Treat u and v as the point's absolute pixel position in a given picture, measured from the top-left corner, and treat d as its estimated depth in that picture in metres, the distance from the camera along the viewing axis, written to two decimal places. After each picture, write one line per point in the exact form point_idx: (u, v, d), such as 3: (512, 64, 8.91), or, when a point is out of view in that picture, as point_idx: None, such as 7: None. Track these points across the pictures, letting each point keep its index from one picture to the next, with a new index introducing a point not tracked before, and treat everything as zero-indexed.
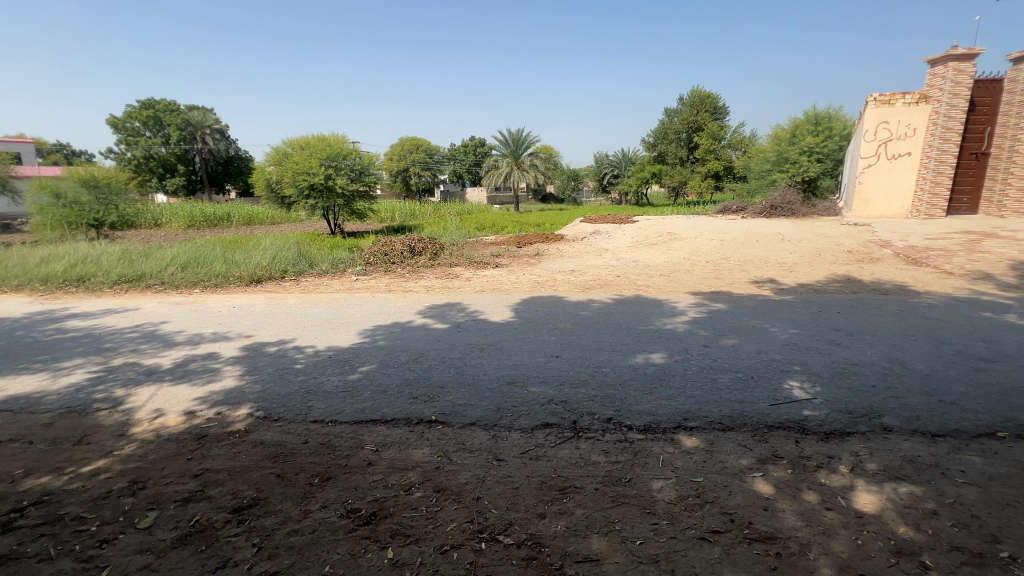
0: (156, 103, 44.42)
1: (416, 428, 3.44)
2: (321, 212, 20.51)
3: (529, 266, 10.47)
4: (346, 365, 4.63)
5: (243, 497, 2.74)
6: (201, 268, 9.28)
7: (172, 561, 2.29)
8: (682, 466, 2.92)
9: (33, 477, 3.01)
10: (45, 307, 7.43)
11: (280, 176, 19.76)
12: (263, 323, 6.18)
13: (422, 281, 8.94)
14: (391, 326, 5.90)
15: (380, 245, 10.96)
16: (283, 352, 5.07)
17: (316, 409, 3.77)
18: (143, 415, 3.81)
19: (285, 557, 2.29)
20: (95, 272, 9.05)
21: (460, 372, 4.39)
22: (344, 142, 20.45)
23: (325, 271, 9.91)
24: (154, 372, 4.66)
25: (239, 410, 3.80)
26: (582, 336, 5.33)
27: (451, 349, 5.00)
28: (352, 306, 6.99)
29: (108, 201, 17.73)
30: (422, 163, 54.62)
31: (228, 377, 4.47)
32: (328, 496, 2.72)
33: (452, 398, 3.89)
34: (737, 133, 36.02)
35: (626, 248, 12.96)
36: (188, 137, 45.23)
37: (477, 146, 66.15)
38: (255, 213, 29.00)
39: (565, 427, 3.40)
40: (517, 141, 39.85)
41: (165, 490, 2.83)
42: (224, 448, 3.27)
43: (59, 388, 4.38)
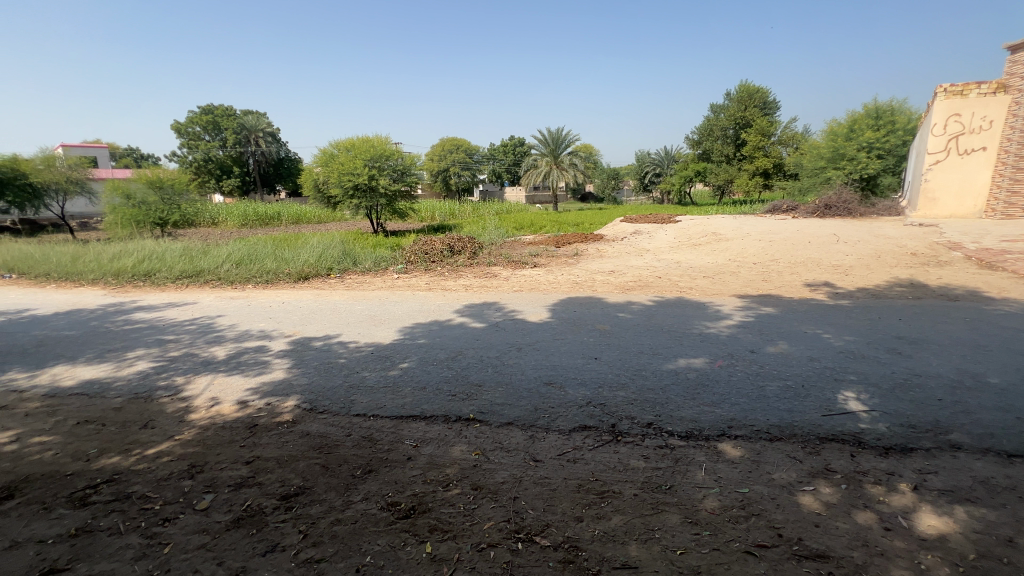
0: (215, 109, 47.09)
1: (454, 425, 3.49)
2: (365, 211, 21.14)
3: (567, 267, 10.39)
4: (387, 361, 4.76)
5: (290, 486, 2.86)
6: (253, 264, 9.77)
7: (225, 542, 2.42)
8: (726, 475, 2.82)
9: (104, 457, 3.26)
10: (115, 300, 8.03)
11: (326, 176, 20.52)
12: (309, 319, 6.42)
13: (461, 280, 9.03)
14: (431, 324, 6.01)
15: (420, 245, 11.19)
16: (327, 347, 5.25)
17: (358, 403, 3.89)
18: (201, 403, 4.05)
19: (329, 545, 2.37)
20: (159, 268, 9.68)
21: (498, 371, 4.41)
22: (387, 143, 21.00)
23: (367, 269, 10.22)
24: (210, 363, 4.95)
25: (287, 402, 3.98)
26: (622, 339, 5.22)
27: (489, 348, 5.03)
28: (393, 303, 7.18)
29: (171, 202, 18.99)
30: (462, 162, 55.27)
31: (277, 370, 4.69)
32: (369, 488, 2.81)
33: (490, 397, 3.91)
34: (789, 128, 34.39)
35: (668, 249, 12.64)
36: (243, 141, 47.81)
37: (517, 146, 66.14)
38: (303, 212, 30.30)
39: (603, 430, 3.36)
40: (556, 140, 39.72)
41: (219, 475, 3.00)
42: (274, 437, 3.43)
43: (128, 375, 4.73)
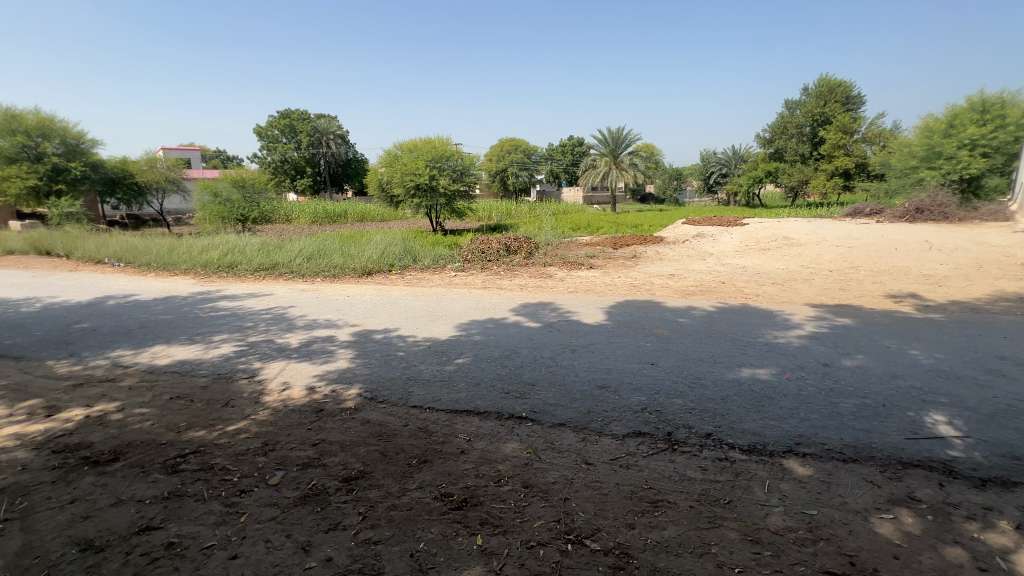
0: (292, 113, 50.50)
1: (507, 423, 3.53)
2: (425, 210, 21.80)
3: (625, 269, 10.17)
4: (444, 356, 4.90)
5: (351, 469, 3.03)
6: (322, 259, 10.38)
7: (294, 517, 2.60)
8: (792, 495, 2.65)
9: (192, 430, 3.61)
10: (202, 289, 8.84)
11: (390, 176, 21.37)
12: (371, 312, 6.74)
13: (516, 280, 9.09)
14: (486, 322, 6.11)
15: (478, 243, 11.39)
16: (388, 340, 5.48)
17: (416, 395, 4.04)
18: (274, 387, 4.37)
19: (386, 528, 2.49)
20: (239, 260, 10.52)
21: (551, 371, 4.41)
22: (448, 144, 21.56)
23: (426, 266, 10.56)
24: (282, 350, 5.34)
25: (350, 390, 4.21)
26: (680, 344, 5.05)
27: (543, 348, 5.04)
28: (450, 300, 7.38)
29: (251, 200, 20.64)
30: (520, 163, 55.60)
31: (342, 359, 4.97)
32: (424, 477, 2.91)
33: (542, 397, 3.91)
34: (876, 124, 31.53)
35: (733, 253, 12.05)
36: (316, 143, 50.90)
37: (575, 145, 65.21)
38: (368, 211, 31.79)
39: (658, 438, 3.27)
40: (616, 140, 38.96)
41: (289, 454, 3.23)
42: (338, 423, 3.64)
43: (212, 357, 5.20)
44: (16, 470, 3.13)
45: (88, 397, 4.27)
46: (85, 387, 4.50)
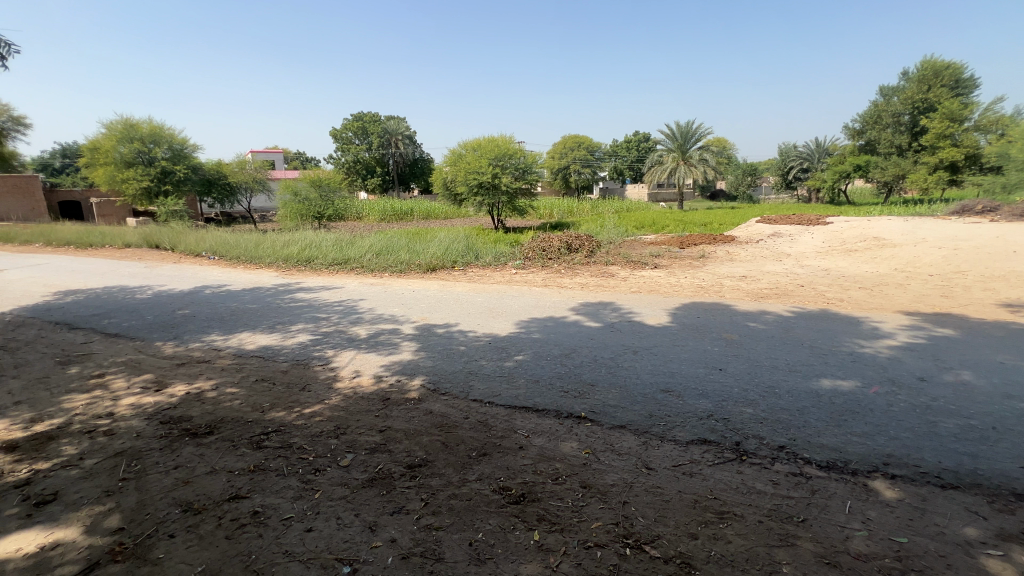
0: (364, 116, 53.24)
1: (566, 422, 3.52)
2: (487, 208, 22.12)
3: (692, 269, 9.77)
4: (503, 352, 4.97)
5: (414, 457, 3.16)
6: (390, 255, 10.86)
7: (362, 498, 2.77)
8: (878, 519, 2.43)
9: (274, 410, 3.93)
10: (284, 281, 9.57)
11: (454, 175, 21.91)
12: (435, 307, 6.97)
13: (577, 278, 9.03)
14: (546, 320, 6.11)
15: (539, 241, 11.42)
16: (450, 334, 5.65)
17: (476, 389, 4.14)
18: (346, 374, 4.65)
19: (446, 516, 2.57)
20: (316, 255, 11.25)
21: (611, 372, 4.34)
22: (511, 142, 21.76)
23: (488, 263, 10.74)
24: (353, 340, 5.67)
25: (414, 381, 4.39)
26: (751, 350, 4.77)
27: (604, 348, 4.96)
28: (511, 297, 7.46)
29: (327, 199, 22.06)
30: (582, 160, 54.94)
31: (407, 351, 5.19)
32: (483, 470, 2.97)
33: (602, 397, 3.86)
34: (992, 109, 27.71)
35: (814, 254, 11.18)
36: (386, 143, 53.32)
37: (640, 142, 63.49)
38: (433, 209, 32.86)
39: (726, 447, 3.12)
40: (685, 134, 37.38)
41: (358, 438, 3.42)
42: (403, 411, 3.81)
43: (292, 344, 5.63)
44: (131, 436, 3.58)
45: (189, 375, 4.79)
46: (187, 366, 5.05)
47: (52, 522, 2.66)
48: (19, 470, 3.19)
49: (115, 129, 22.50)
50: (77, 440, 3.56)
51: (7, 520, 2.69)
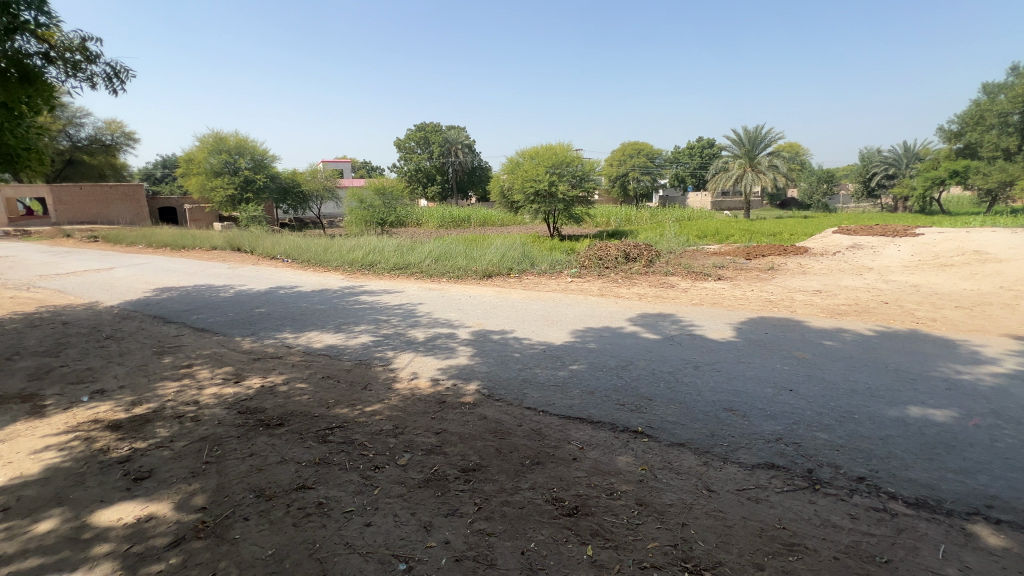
0: (426, 126, 55.25)
1: (622, 435, 3.44)
2: (543, 216, 22.11)
3: (759, 282, 9.25)
4: (558, 361, 4.94)
5: (468, 461, 3.21)
6: (448, 261, 11.14)
7: (418, 497, 2.84)
8: (977, 568, 2.17)
9: (338, 407, 4.14)
10: (349, 284, 10.08)
11: (511, 183, 22.22)
12: (490, 314, 7.06)
13: (635, 288, 8.82)
14: (602, 330, 6.02)
15: (596, 250, 11.28)
16: (505, 341, 5.70)
17: (530, 396, 4.14)
18: (405, 376, 4.82)
19: (499, 522, 2.59)
20: (379, 259, 11.75)
21: (670, 388, 4.18)
22: (569, 150, 21.73)
23: (543, 271, 10.75)
24: (412, 343, 5.87)
25: (469, 385, 4.46)
26: (826, 370, 4.43)
27: (663, 362, 4.80)
28: (566, 305, 7.41)
29: (390, 206, 23.12)
30: (642, 167, 53.74)
31: (463, 355, 5.30)
32: (536, 479, 2.97)
33: (660, 413, 3.74)
34: None
35: (900, 268, 10.24)
36: (447, 153, 55.06)
37: (704, 148, 61.43)
38: (490, 216, 33.43)
39: (796, 474, 2.91)
40: (754, 139, 35.63)
41: (415, 439, 3.53)
42: (458, 415, 3.89)
43: (355, 345, 5.92)
44: (213, 423, 3.90)
45: (264, 369, 5.16)
46: (262, 360, 5.45)
47: (147, 497, 2.96)
48: (121, 447, 3.57)
49: (207, 142, 24.89)
50: (168, 423, 3.94)
51: (111, 492, 3.02)
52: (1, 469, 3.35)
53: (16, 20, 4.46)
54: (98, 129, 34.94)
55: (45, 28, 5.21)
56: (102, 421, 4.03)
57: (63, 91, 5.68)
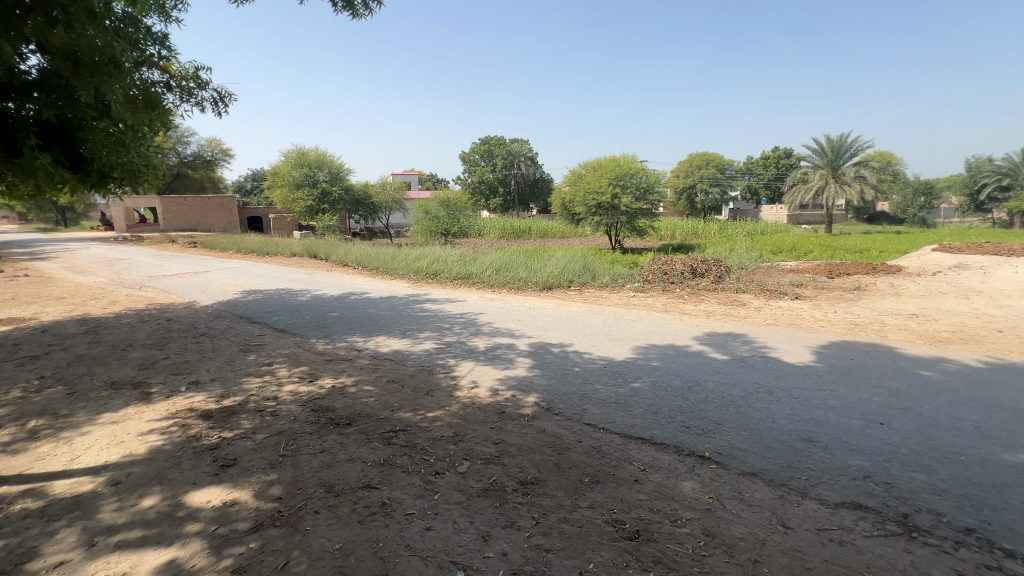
0: (490, 140, 56.61)
1: (687, 460, 3.29)
2: (604, 228, 21.80)
3: (842, 302, 8.53)
4: (620, 377, 4.82)
5: (527, 473, 3.20)
6: (509, 272, 11.28)
7: (476, 507, 2.87)
8: None
9: (402, 411, 4.30)
10: (414, 292, 10.49)
11: (573, 195, 22.19)
12: (550, 326, 7.04)
13: (702, 305, 8.45)
14: (666, 347, 5.81)
15: (660, 264, 10.95)
16: (564, 354, 5.66)
17: (590, 412, 4.07)
18: (465, 384, 4.91)
19: (557, 539, 2.56)
20: (442, 269, 12.12)
21: (740, 412, 3.94)
22: (634, 161, 21.34)
23: (604, 284, 10.58)
24: (473, 352, 5.98)
25: (528, 397, 4.47)
26: (924, 404, 3.97)
27: (733, 385, 4.53)
28: (628, 320, 7.24)
29: (454, 217, 23.85)
30: (711, 179, 51.54)
31: (523, 367, 5.32)
32: (596, 497, 2.90)
33: (730, 438, 3.53)
34: None
35: (1016, 292, 9.04)
36: (510, 165, 56.03)
37: (780, 158, 58.00)
38: (550, 228, 33.53)
39: (888, 517, 2.63)
40: (837, 148, 33.13)
41: (475, 448, 3.58)
42: (517, 426, 3.90)
43: (419, 351, 6.12)
44: (290, 418, 4.19)
45: (335, 370, 5.48)
46: (334, 362, 5.78)
47: (232, 483, 3.22)
48: (211, 435, 3.93)
49: (291, 157, 27.10)
50: (251, 416, 4.29)
51: (202, 475, 3.32)
52: (115, 447, 3.80)
53: (143, 54, 5.15)
54: (201, 146, 39.04)
55: (164, 59, 5.97)
56: (196, 410, 4.46)
57: (177, 115, 6.44)
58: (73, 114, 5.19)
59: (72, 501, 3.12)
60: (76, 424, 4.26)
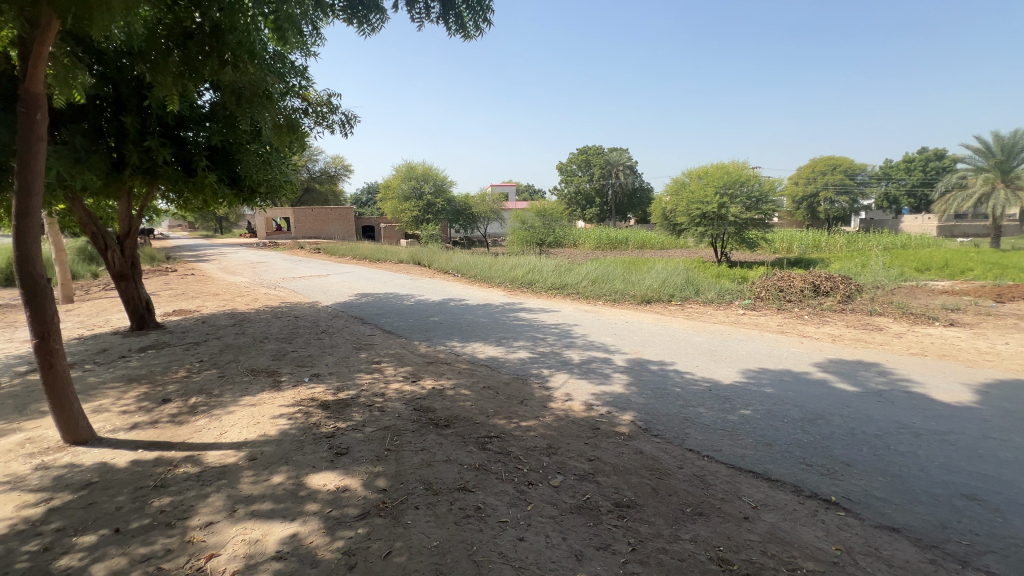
0: (589, 149, 56.22)
1: (808, 502, 2.92)
2: (709, 240, 20.46)
3: (1016, 333, 7.04)
4: (727, 402, 4.45)
5: (622, 495, 3.08)
6: (606, 284, 11.05)
7: (569, 523, 2.82)
8: None
9: (496, 417, 4.39)
10: (510, 301, 10.73)
11: (675, 204, 21.21)
12: (649, 342, 6.74)
13: (826, 327, 7.52)
14: (782, 373, 5.26)
15: (775, 281, 9.98)
16: (664, 373, 5.37)
17: (692, 437, 3.81)
18: (559, 396, 4.88)
19: (655, 570, 2.41)
20: (538, 279, 12.25)
21: (876, 455, 3.42)
22: (744, 168, 19.85)
23: (709, 300, 9.89)
24: (567, 363, 5.92)
25: (624, 415, 4.31)
26: None
27: (866, 421, 3.95)
28: (736, 341, 6.68)
29: (550, 227, 24.02)
30: (838, 185, 45.95)
31: (619, 383, 5.15)
32: (699, 531, 2.69)
33: (863, 484, 3.08)
34: None
35: None
36: (608, 175, 55.10)
37: (929, 160, 49.98)
38: (648, 239, 32.31)
39: None
40: (1009, 147, 27.71)
41: (568, 462, 3.52)
42: (612, 444, 3.78)
43: (513, 359, 6.22)
44: (395, 415, 4.49)
45: (435, 372, 5.78)
46: (434, 364, 6.10)
47: (345, 470, 3.52)
48: (328, 424, 4.34)
49: (402, 171, 29.46)
50: (362, 410, 4.67)
51: (321, 460, 3.68)
52: (253, 427, 4.37)
53: (288, 84, 5.96)
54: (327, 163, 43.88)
55: (303, 88, 6.80)
56: (316, 400, 4.97)
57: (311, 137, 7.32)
58: (233, 139, 6.18)
59: (219, 470, 3.64)
60: (225, 404, 4.98)
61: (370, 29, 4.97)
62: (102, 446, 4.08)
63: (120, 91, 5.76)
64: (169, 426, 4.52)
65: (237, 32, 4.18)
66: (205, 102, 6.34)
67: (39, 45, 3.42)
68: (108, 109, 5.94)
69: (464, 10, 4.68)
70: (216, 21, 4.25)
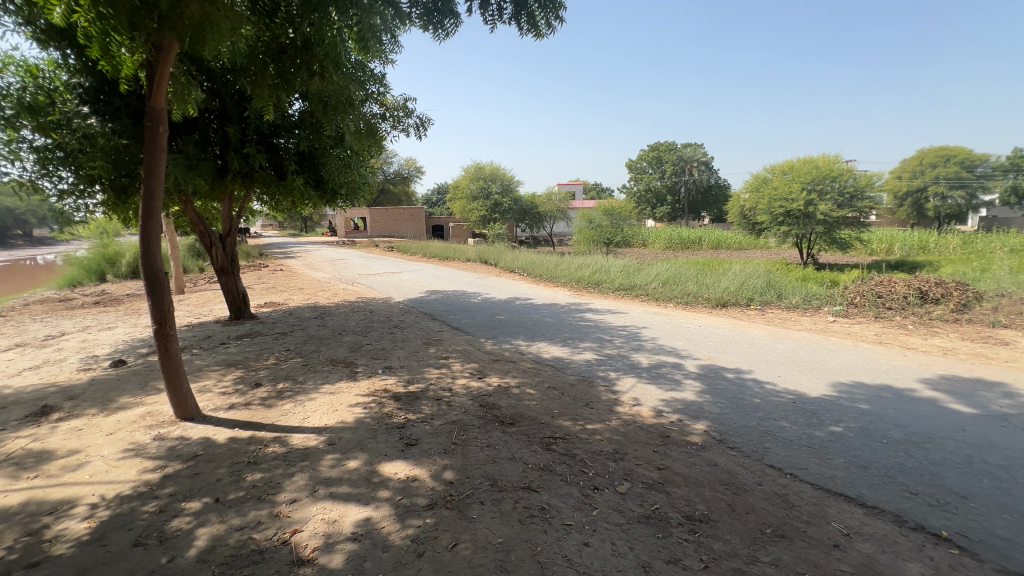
0: (660, 146, 54.08)
1: (912, 535, 2.61)
2: (793, 240, 18.95)
3: None
4: (813, 417, 4.09)
5: (694, 508, 2.93)
6: (677, 285, 10.60)
7: (636, 532, 2.73)
8: None
9: (561, 418, 4.35)
10: (575, 301, 10.62)
11: (755, 202, 19.87)
12: (724, 348, 6.36)
13: (935, 339, 6.67)
14: (880, 388, 4.74)
15: (872, 285, 9.02)
16: (741, 382, 5.05)
17: (773, 453, 3.54)
18: (626, 400, 4.75)
19: None
20: (605, 279, 12.01)
21: (998, 488, 2.98)
22: (836, 162, 18.10)
23: (793, 305, 9.16)
24: (635, 367, 5.75)
25: (696, 424, 4.10)
26: None
27: (986, 448, 3.46)
28: (825, 350, 6.13)
29: (618, 226, 23.44)
30: (952, 178, 40.64)
31: (691, 390, 4.91)
32: (781, 555, 2.49)
33: (981, 520, 2.69)
34: None
35: None
36: (680, 172, 52.75)
37: None
38: (724, 239, 30.57)
39: None
40: None
41: (635, 469, 3.41)
42: (683, 454, 3.61)
43: (579, 361, 6.14)
44: (462, 410, 4.59)
45: (500, 370, 5.85)
46: (500, 362, 6.17)
47: (414, 460, 3.66)
48: (400, 415, 4.54)
49: (471, 172, 30.18)
50: (431, 403, 4.83)
51: (392, 449, 3.86)
52: (333, 414, 4.67)
53: (368, 91, 6.31)
54: (401, 166, 45.86)
55: (381, 95, 7.17)
56: (389, 391, 5.22)
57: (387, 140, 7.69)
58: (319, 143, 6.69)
59: (303, 452, 3.93)
60: (308, 391, 5.36)
61: (445, 34, 5.11)
62: (206, 423, 4.55)
63: (225, 103, 6.34)
64: (261, 408, 4.95)
65: (324, 45, 4.53)
66: (296, 110, 6.86)
67: (162, 67, 3.90)
68: (215, 120, 6.58)
69: (536, 9, 4.68)
70: (306, 36, 4.60)
